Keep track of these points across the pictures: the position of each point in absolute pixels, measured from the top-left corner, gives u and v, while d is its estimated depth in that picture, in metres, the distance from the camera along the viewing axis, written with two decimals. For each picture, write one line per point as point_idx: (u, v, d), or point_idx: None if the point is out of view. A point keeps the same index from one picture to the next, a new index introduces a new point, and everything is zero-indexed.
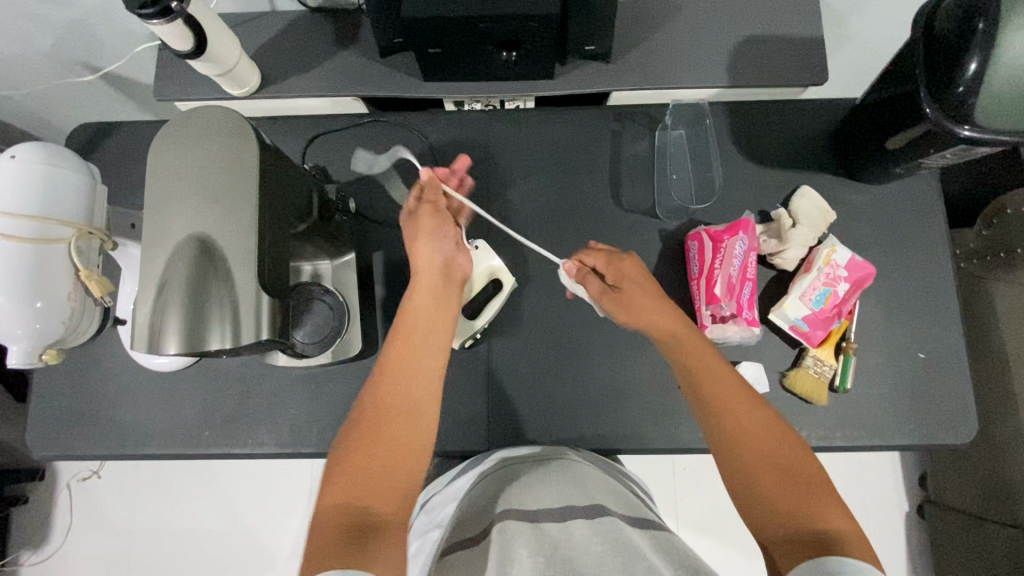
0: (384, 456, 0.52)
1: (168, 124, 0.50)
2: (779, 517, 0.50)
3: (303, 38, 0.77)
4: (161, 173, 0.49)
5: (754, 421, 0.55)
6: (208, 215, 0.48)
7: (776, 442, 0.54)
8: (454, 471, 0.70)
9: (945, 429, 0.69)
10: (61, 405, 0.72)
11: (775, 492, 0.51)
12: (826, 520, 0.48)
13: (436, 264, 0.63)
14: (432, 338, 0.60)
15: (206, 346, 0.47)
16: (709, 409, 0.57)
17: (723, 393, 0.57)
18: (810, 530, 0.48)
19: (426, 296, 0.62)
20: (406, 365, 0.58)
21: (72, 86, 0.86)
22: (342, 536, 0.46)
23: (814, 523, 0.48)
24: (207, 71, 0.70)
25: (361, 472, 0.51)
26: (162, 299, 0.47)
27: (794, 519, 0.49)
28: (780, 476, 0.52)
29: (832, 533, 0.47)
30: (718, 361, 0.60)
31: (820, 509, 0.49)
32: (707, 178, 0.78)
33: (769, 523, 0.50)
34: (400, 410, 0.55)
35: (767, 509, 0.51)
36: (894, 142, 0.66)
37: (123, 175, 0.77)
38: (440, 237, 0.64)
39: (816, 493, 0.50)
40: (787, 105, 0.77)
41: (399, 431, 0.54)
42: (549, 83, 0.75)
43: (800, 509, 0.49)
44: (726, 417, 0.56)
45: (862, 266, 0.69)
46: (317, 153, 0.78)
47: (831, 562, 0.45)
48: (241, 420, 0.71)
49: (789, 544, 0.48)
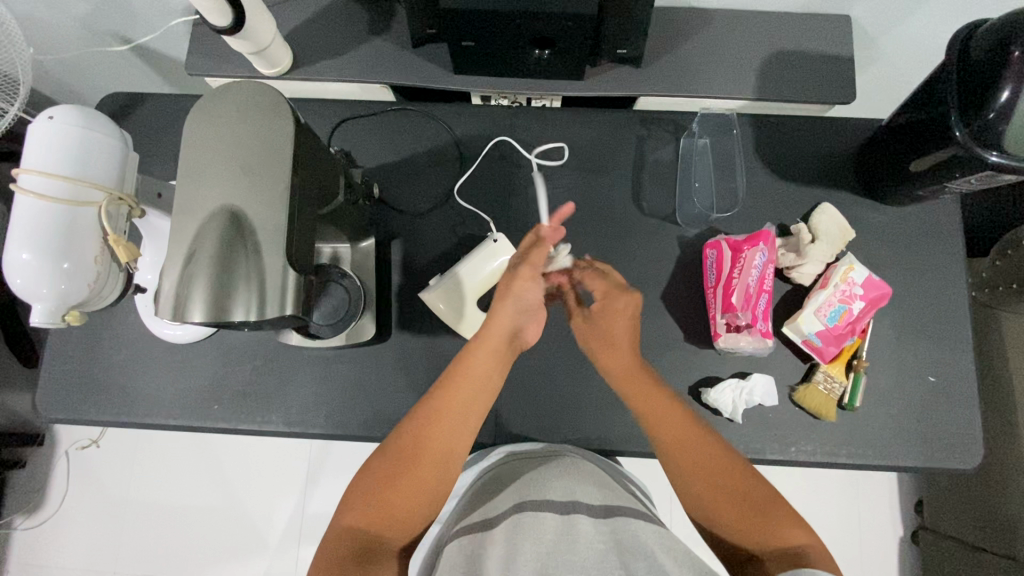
0: (406, 482, 0.54)
1: (205, 96, 0.50)
2: (747, 538, 0.53)
3: (338, 24, 0.77)
4: (196, 143, 0.49)
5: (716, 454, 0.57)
6: (240, 188, 0.48)
7: (733, 462, 0.57)
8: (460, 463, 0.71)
9: (951, 454, 0.69)
10: (71, 370, 0.73)
11: (739, 512, 0.54)
12: (791, 538, 0.51)
13: (509, 329, 0.63)
14: (487, 387, 0.61)
15: (230, 318, 0.48)
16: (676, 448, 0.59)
17: (690, 439, 0.59)
18: (778, 548, 0.51)
19: (488, 353, 0.61)
20: (456, 410, 0.58)
21: (103, 55, 0.87)
22: (352, 562, 0.49)
23: (780, 541, 0.51)
24: (242, 49, 0.71)
25: (386, 496, 0.54)
26: (191, 268, 0.47)
27: (761, 538, 0.52)
28: (744, 496, 0.55)
29: (801, 548, 0.50)
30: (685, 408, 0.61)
31: (787, 529, 0.52)
32: (729, 188, 0.78)
33: (742, 539, 0.53)
34: (439, 446, 0.57)
35: (734, 530, 0.54)
36: (918, 165, 0.66)
37: (150, 146, 0.78)
38: (521, 306, 0.64)
39: (777, 509, 0.53)
40: (813, 121, 0.78)
41: (435, 462, 0.56)
42: (578, 83, 0.76)
43: (766, 529, 0.52)
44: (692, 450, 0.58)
45: (878, 285, 0.69)
46: (343, 136, 0.79)
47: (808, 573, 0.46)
48: (252, 397, 0.71)
49: (763, 561, 0.51)
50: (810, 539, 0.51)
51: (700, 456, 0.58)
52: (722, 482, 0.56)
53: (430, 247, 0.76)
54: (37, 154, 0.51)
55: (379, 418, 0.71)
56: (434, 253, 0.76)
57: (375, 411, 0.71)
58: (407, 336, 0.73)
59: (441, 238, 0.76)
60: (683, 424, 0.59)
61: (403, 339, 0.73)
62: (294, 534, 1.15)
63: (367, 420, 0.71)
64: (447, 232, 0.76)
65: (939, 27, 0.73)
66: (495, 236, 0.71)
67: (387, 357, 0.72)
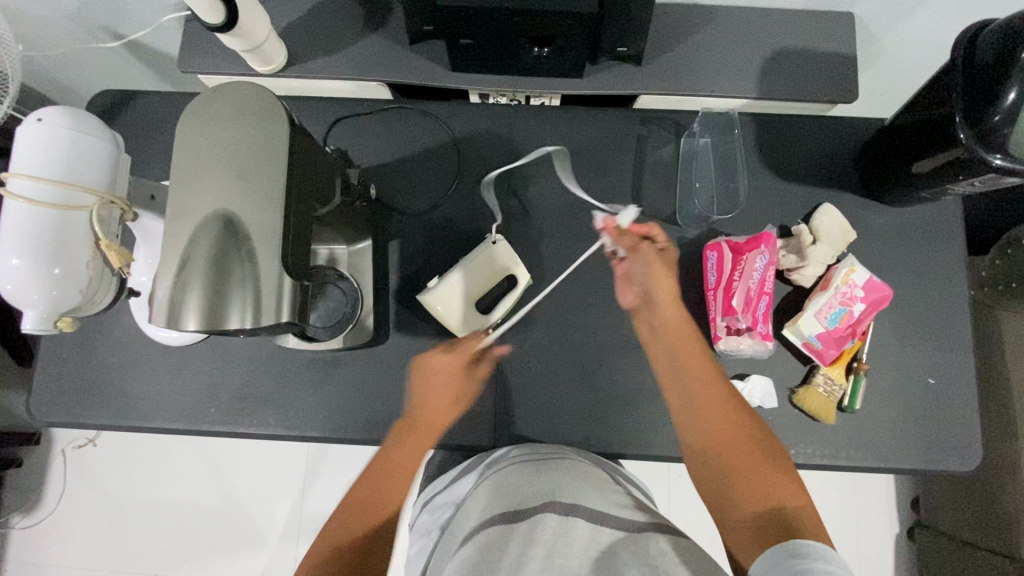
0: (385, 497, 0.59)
1: (199, 96, 0.49)
2: (743, 492, 0.53)
3: (334, 19, 0.76)
4: (189, 145, 0.48)
5: (733, 411, 0.59)
6: (235, 193, 0.47)
7: (740, 415, 0.59)
8: (459, 470, 0.70)
9: (949, 456, 0.69)
10: (66, 373, 0.72)
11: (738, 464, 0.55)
12: (787, 499, 0.52)
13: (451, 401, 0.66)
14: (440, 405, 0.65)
15: (225, 325, 0.47)
16: (694, 397, 0.60)
17: (707, 389, 0.60)
18: (769, 506, 0.52)
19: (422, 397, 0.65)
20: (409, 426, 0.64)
21: (94, 51, 0.85)
22: None
23: (773, 499, 0.52)
24: (235, 46, 0.69)
25: (366, 506, 0.58)
26: (185, 274, 0.46)
27: (760, 494, 0.53)
28: (750, 448, 0.56)
29: (792, 509, 0.51)
30: (710, 358, 0.63)
31: (786, 491, 0.53)
32: (730, 188, 0.78)
33: (739, 494, 0.54)
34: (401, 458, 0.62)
35: (731, 482, 0.55)
36: (922, 166, 0.66)
37: (143, 145, 0.77)
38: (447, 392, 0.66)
39: (779, 471, 0.55)
40: (814, 120, 0.77)
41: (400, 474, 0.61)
42: (577, 81, 0.75)
43: (760, 485, 0.53)
44: (711, 403, 0.59)
45: (879, 288, 0.68)
46: (340, 135, 0.78)
47: (797, 544, 0.47)
48: (248, 399, 0.71)
49: (754, 522, 0.51)
50: (801, 501, 0.52)
51: (713, 404, 0.60)
52: (733, 434, 0.58)
53: (429, 248, 0.75)
54: (26, 158, 0.49)
55: (378, 422, 0.70)
56: (432, 254, 0.75)
57: (373, 414, 0.70)
58: (405, 338, 0.72)
59: (440, 239, 0.75)
60: (709, 374, 0.61)
61: (400, 341, 0.72)
62: (292, 533, 1.15)
63: (365, 423, 0.70)
64: (445, 232, 0.76)
65: (941, 26, 0.72)
66: (494, 233, 0.71)
67: (385, 360, 0.72)
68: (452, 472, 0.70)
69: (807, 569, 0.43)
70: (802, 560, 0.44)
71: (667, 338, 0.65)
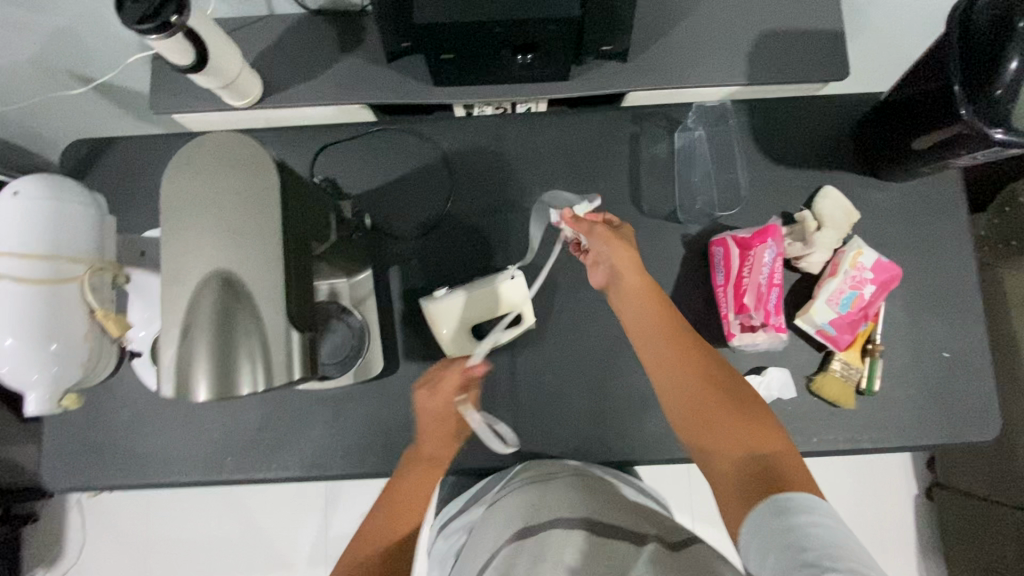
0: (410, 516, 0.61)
1: (180, 150, 0.47)
2: (724, 448, 0.54)
3: (307, 43, 0.74)
4: (176, 204, 0.46)
5: (704, 377, 0.58)
6: (231, 251, 0.46)
7: (714, 370, 0.59)
8: (471, 492, 0.69)
9: (970, 426, 0.70)
10: (72, 438, 0.70)
11: (713, 419, 0.56)
12: (772, 455, 0.52)
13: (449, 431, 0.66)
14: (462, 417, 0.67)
15: (238, 390, 0.45)
16: (665, 367, 0.60)
17: (677, 359, 0.59)
18: (747, 455, 0.52)
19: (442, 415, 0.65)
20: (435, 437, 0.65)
21: (62, 99, 0.82)
22: None
23: (759, 456, 0.52)
24: (208, 84, 0.67)
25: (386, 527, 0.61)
26: (190, 342, 0.45)
27: (743, 454, 0.52)
28: (724, 410, 0.56)
29: (769, 455, 0.52)
30: (676, 327, 0.61)
31: (772, 447, 0.52)
32: (728, 179, 0.76)
33: (720, 454, 0.54)
34: (422, 474, 0.63)
35: (710, 445, 0.55)
36: (921, 143, 0.65)
37: (124, 194, 0.74)
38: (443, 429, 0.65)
39: (759, 427, 0.54)
40: (808, 101, 0.76)
41: (420, 491, 0.63)
42: (565, 84, 0.73)
43: (740, 441, 0.53)
44: (683, 372, 0.59)
45: (888, 268, 0.69)
46: (326, 163, 0.75)
47: (784, 503, 0.46)
48: (264, 443, 0.70)
49: (737, 475, 0.51)
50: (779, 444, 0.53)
51: (679, 369, 0.59)
52: (706, 400, 0.57)
53: (430, 271, 0.74)
54: (6, 234, 0.48)
55: (396, 453, 0.69)
56: (434, 276, 0.74)
57: (392, 446, 0.69)
58: (415, 365, 0.71)
59: (440, 260, 0.74)
60: (677, 343, 0.60)
61: (411, 369, 0.71)
62: (319, 557, 1.15)
63: (384, 456, 0.69)
64: (441, 253, 0.74)
65: None
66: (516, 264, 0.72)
67: (398, 389, 0.71)
68: (462, 497, 0.69)
69: (790, 527, 0.44)
70: (786, 516, 0.45)
71: (635, 308, 0.63)
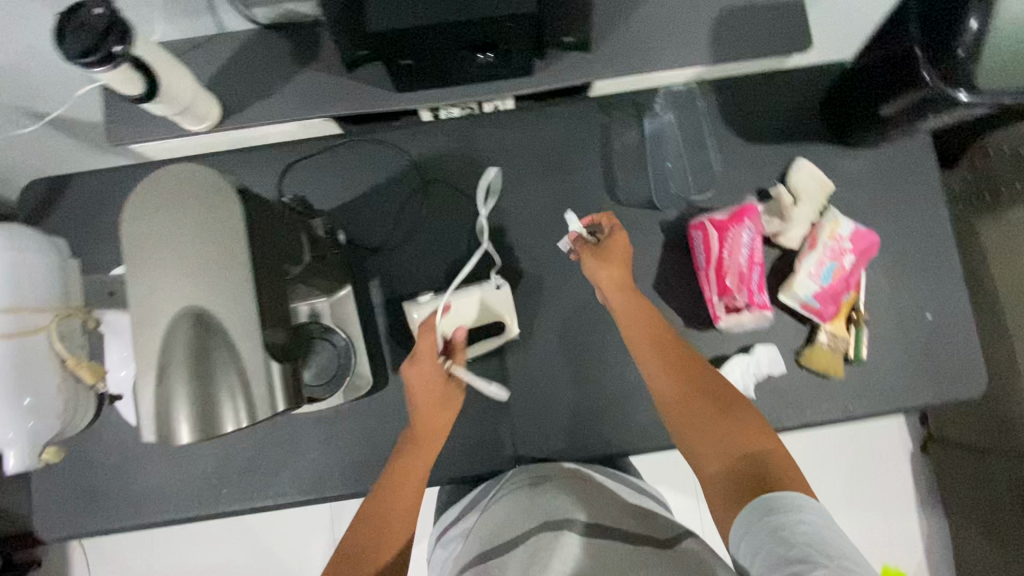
0: (396, 525, 0.57)
1: (138, 186, 0.46)
2: (716, 453, 0.54)
3: (262, 60, 0.72)
4: (138, 242, 0.45)
5: (695, 383, 0.59)
6: (199, 286, 0.44)
7: (703, 377, 0.59)
8: (468, 498, 0.68)
9: (957, 384, 0.71)
10: (62, 485, 0.69)
11: (703, 425, 0.56)
12: (764, 456, 0.52)
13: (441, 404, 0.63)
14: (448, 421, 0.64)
15: (220, 428, 0.44)
16: (657, 376, 0.60)
17: (667, 366, 0.60)
18: (738, 458, 0.52)
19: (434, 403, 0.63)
20: (424, 441, 0.62)
21: (15, 139, 0.80)
22: None
23: (751, 457, 0.52)
24: (163, 111, 0.65)
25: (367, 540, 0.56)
26: (166, 383, 0.44)
27: (734, 457, 0.53)
28: (715, 414, 0.56)
29: (756, 455, 0.52)
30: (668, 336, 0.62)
31: (762, 449, 0.53)
32: (701, 161, 0.76)
33: (713, 459, 0.54)
34: (408, 479, 0.60)
35: (702, 449, 0.55)
36: (889, 109, 0.65)
37: (89, 231, 0.72)
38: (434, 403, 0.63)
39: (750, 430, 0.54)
40: (774, 76, 0.75)
41: (404, 501, 0.59)
42: (530, 80, 0.72)
43: (729, 444, 0.54)
44: (673, 380, 0.59)
45: (866, 236, 0.69)
46: (294, 181, 0.74)
47: (772, 500, 0.46)
48: (259, 471, 0.69)
49: (728, 478, 0.51)
50: (768, 443, 0.53)
51: (670, 375, 0.60)
52: (697, 405, 0.57)
53: (411, 281, 0.73)
54: None
55: None
56: (416, 285, 0.73)
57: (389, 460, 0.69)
58: None
59: (420, 269, 0.73)
60: (668, 352, 0.61)
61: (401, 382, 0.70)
62: None
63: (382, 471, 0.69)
64: (421, 262, 0.73)
65: None
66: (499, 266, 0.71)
67: (390, 403, 0.70)
68: (459, 504, 0.69)
69: (779, 527, 0.44)
70: (773, 517, 0.44)
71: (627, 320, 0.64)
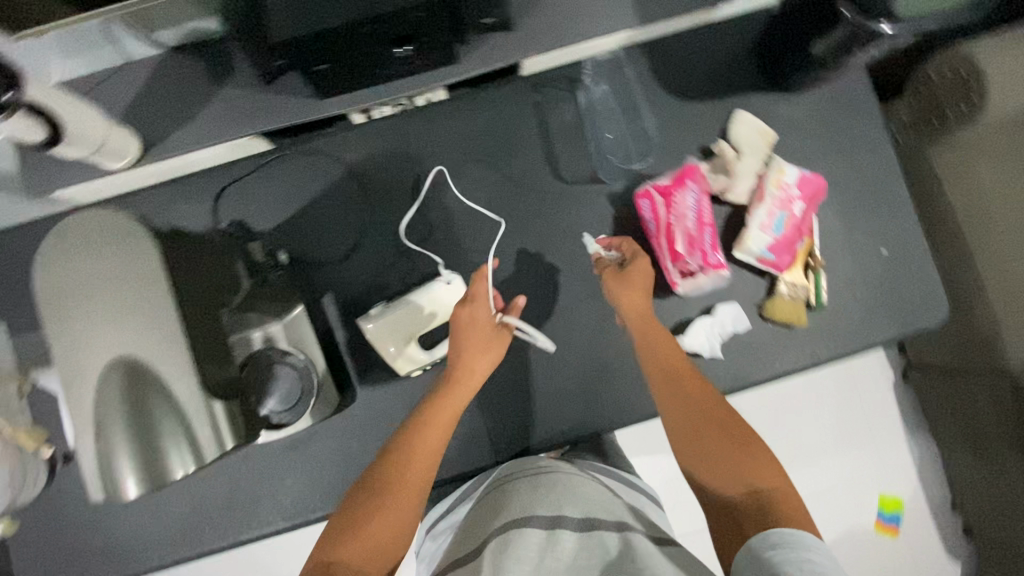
0: (402, 503, 0.54)
1: (50, 236, 0.44)
2: (723, 480, 0.53)
3: (175, 85, 0.68)
4: (55, 296, 0.43)
5: (708, 407, 0.58)
6: (124, 334, 0.43)
7: (715, 403, 0.59)
8: (454, 494, 0.68)
9: (919, 315, 0.71)
10: (40, 547, 0.68)
11: (714, 450, 0.55)
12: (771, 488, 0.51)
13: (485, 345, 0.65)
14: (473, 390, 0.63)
15: (170, 475, 0.43)
16: (671, 392, 0.60)
17: (680, 386, 0.60)
18: (745, 488, 0.51)
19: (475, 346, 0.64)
20: (444, 408, 0.61)
21: None
22: None
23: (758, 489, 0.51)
24: (76, 153, 0.62)
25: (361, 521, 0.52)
26: (105, 438, 0.42)
27: (742, 487, 0.52)
28: (725, 440, 0.55)
29: (762, 487, 0.51)
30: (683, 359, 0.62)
31: (769, 479, 0.52)
32: (641, 128, 0.74)
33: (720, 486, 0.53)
34: (427, 447, 0.58)
35: (710, 475, 0.54)
36: (819, 49, 0.64)
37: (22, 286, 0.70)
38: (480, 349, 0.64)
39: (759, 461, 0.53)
40: (704, 29, 0.74)
41: (422, 467, 0.57)
42: (458, 67, 0.68)
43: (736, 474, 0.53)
44: (688, 398, 0.59)
45: (812, 181, 0.68)
46: (231, 205, 0.72)
47: (778, 534, 0.45)
48: (239, 504, 0.68)
49: (734, 508, 0.50)
50: (777, 480, 0.51)
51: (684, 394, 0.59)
52: (707, 427, 0.57)
53: (367, 290, 0.71)
54: None
55: None
56: (372, 294, 0.71)
57: None
58: (374, 389, 0.69)
59: (374, 276, 0.72)
60: (683, 372, 0.61)
61: (371, 394, 0.69)
62: None
63: None
64: (374, 269, 0.72)
65: None
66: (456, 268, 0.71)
67: (363, 417, 0.69)
68: (447, 500, 0.69)
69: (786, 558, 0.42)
70: (779, 551, 0.43)
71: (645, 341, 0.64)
